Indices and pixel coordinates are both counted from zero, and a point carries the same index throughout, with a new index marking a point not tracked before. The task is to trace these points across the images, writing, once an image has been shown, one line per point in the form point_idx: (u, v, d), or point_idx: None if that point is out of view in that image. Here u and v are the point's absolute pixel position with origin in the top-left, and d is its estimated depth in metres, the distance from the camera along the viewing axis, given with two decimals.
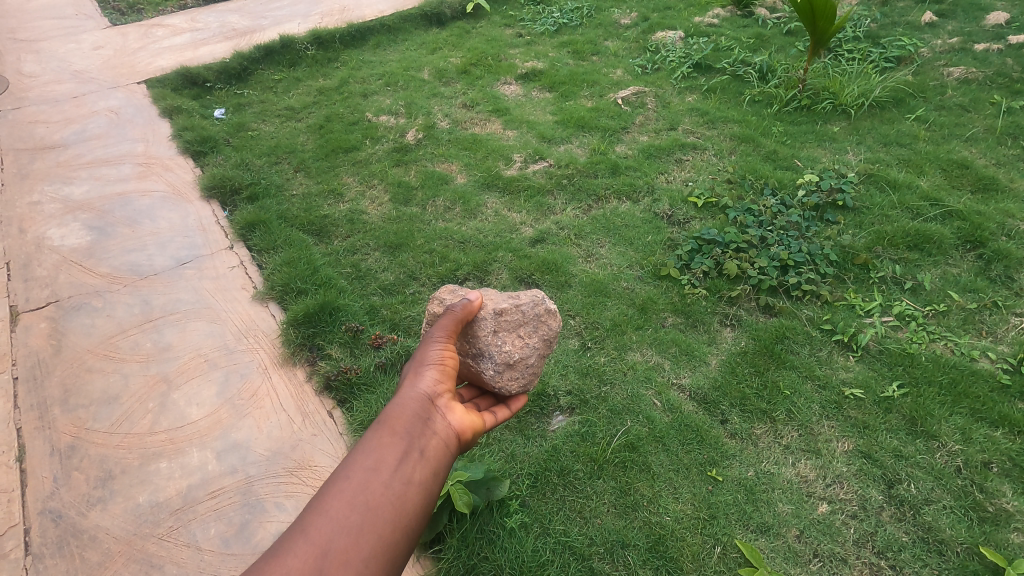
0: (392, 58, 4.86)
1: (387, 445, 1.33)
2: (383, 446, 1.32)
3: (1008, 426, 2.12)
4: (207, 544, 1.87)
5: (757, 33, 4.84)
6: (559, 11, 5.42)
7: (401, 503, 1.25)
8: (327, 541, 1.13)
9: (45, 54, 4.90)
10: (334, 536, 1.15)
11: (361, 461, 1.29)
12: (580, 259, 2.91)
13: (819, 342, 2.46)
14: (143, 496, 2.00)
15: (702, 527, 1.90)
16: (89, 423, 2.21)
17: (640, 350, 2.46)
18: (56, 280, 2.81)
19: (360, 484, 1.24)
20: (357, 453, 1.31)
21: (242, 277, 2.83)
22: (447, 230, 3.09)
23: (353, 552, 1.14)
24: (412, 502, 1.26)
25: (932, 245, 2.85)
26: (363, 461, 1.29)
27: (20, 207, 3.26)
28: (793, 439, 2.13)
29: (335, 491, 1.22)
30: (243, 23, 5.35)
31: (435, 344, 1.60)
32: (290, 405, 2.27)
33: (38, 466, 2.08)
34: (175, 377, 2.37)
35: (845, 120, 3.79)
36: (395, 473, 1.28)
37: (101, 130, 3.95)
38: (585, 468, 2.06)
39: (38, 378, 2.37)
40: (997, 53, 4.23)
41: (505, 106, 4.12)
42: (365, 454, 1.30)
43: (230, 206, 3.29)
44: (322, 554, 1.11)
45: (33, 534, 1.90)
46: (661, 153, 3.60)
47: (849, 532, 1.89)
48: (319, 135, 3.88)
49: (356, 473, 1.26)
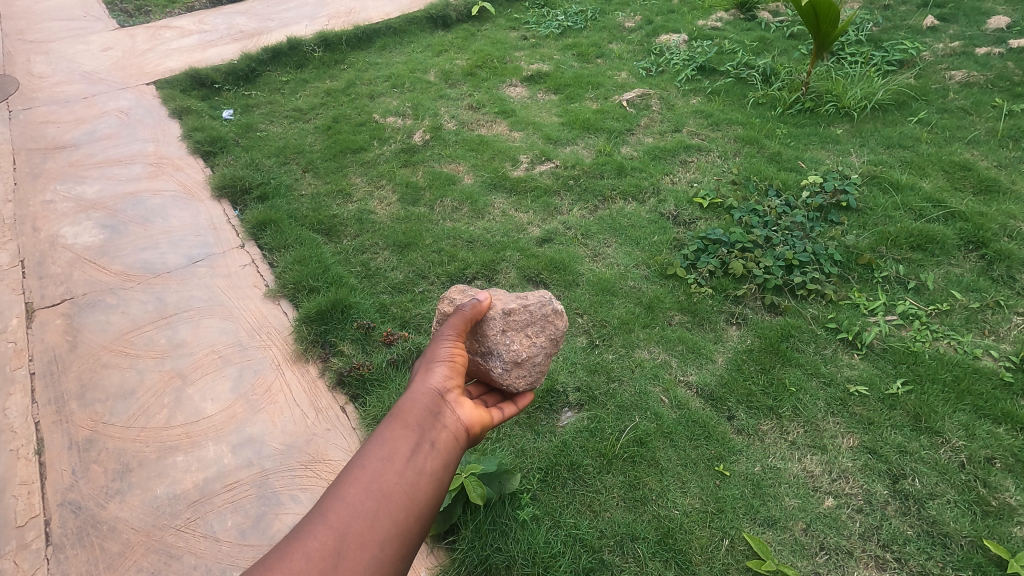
0: (398, 59, 4.91)
1: (400, 437, 1.36)
2: (396, 437, 1.36)
3: (1010, 421, 2.16)
4: (224, 535, 1.90)
5: (760, 37, 4.88)
6: (563, 13, 5.48)
7: (413, 492, 1.29)
8: (345, 525, 1.18)
9: (55, 55, 4.95)
10: (351, 521, 1.19)
11: (375, 451, 1.33)
12: (587, 258, 2.95)
13: (824, 340, 2.50)
14: (161, 489, 2.03)
15: (710, 520, 1.93)
16: (106, 417, 2.25)
17: (647, 348, 2.49)
18: (71, 278, 2.85)
19: (374, 473, 1.28)
20: (372, 444, 1.35)
21: (255, 275, 2.87)
22: (455, 230, 3.13)
23: (368, 537, 1.19)
24: (425, 491, 1.31)
25: (935, 246, 2.89)
26: (378, 451, 1.33)
27: (33, 206, 3.30)
28: (799, 435, 2.17)
29: (352, 479, 1.26)
30: (250, 25, 5.40)
31: (445, 341, 1.64)
32: (303, 400, 2.31)
33: (57, 458, 2.12)
34: (190, 372, 2.41)
35: (848, 122, 3.84)
36: (408, 463, 1.32)
37: (112, 130, 3.99)
38: (595, 462, 2.10)
39: (55, 373, 2.41)
40: (998, 56, 4.28)
41: (511, 108, 4.16)
42: (379, 445, 1.34)
43: (240, 205, 3.33)
44: (339, 538, 1.16)
45: (53, 524, 1.94)
46: (666, 154, 3.64)
47: (855, 525, 1.92)
48: (327, 135, 3.92)
49: (371, 462, 1.30)
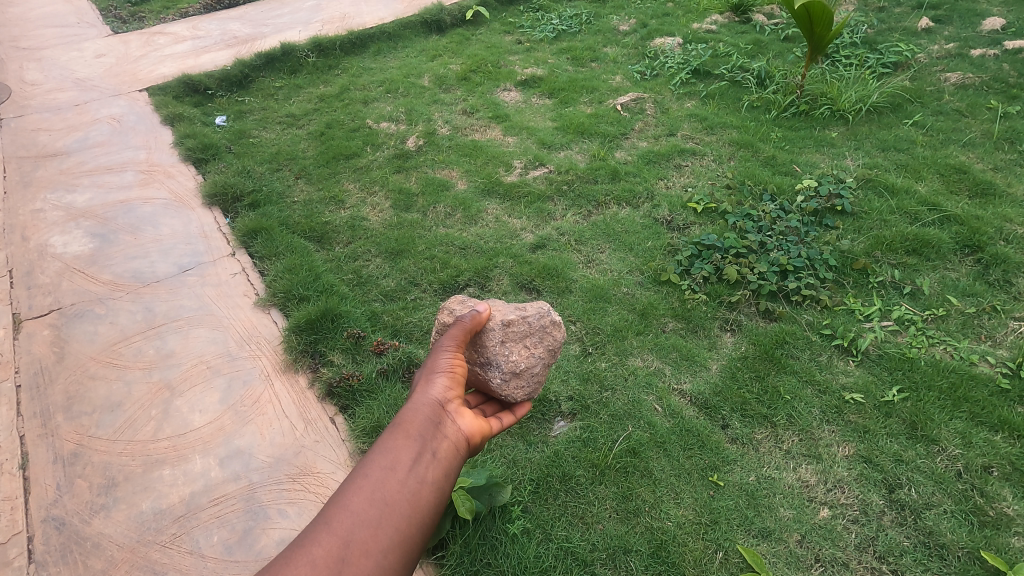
0: (392, 64, 4.89)
1: (402, 446, 1.35)
2: (398, 446, 1.35)
3: (1008, 429, 2.13)
4: (211, 551, 1.87)
5: (755, 40, 4.87)
6: (558, 17, 5.46)
7: (416, 500, 1.27)
8: (348, 532, 1.17)
9: (47, 62, 4.93)
10: (355, 529, 1.18)
11: (378, 460, 1.31)
12: (580, 265, 2.92)
13: (819, 346, 2.47)
14: (147, 503, 2.00)
15: (704, 532, 1.90)
16: (93, 430, 2.22)
17: (640, 355, 2.47)
18: (59, 288, 2.82)
19: (378, 481, 1.27)
20: (374, 453, 1.33)
21: (245, 284, 2.85)
22: (448, 236, 3.11)
23: (372, 543, 1.17)
24: (427, 500, 1.29)
25: (931, 250, 2.87)
26: (380, 461, 1.31)
27: (23, 214, 3.27)
28: (794, 444, 2.14)
29: (355, 487, 1.25)
30: (244, 31, 5.37)
31: (445, 352, 1.62)
32: (293, 412, 2.28)
33: (41, 473, 2.09)
34: (179, 384, 2.38)
35: (843, 125, 3.82)
36: (410, 472, 1.30)
37: (104, 138, 3.97)
38: (587, 474, 2.07)
39: (41, 386, 2.38)
40: (994, 58, 4.26)
41: (505, 112, 4.14)
42: (381, 454, 1.32)
43: (232, 213, 3.30)
44: (343, 545, 1.15)
45: (36, 541, 1.91)
46: (660, 159, 3.62)
47: (851, 536, 1.89)
48: (320, 141, 3.90)
49: (373, 471, 1.28)
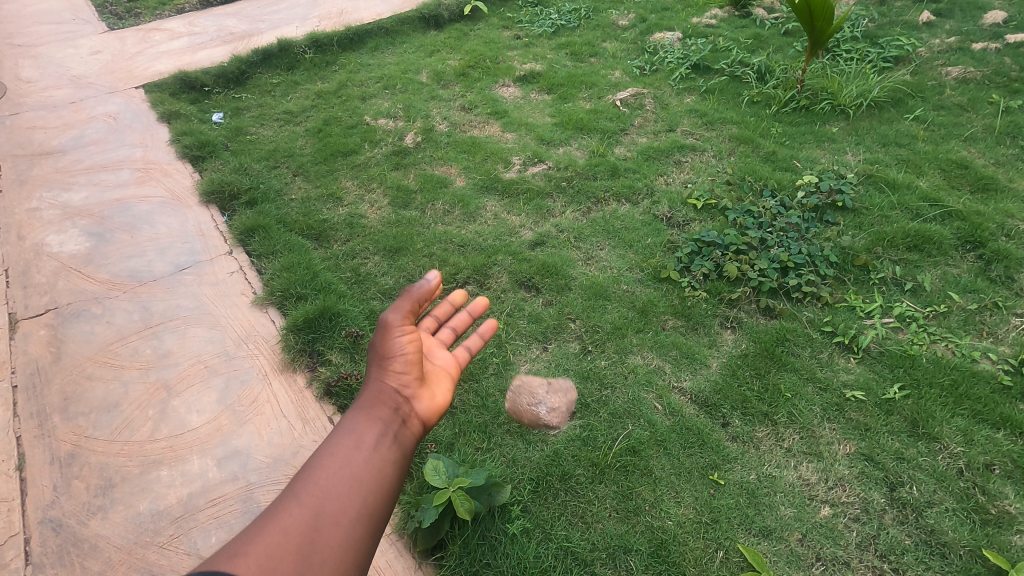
0: (390, 60, 4.86)
1: (366, 426, 1.33)
2: (362, 426, 1.33)
3: (1009, 427, 2.12)
4: (208, 552, 1.86)
5: (755, 34, 4.83)
6: (557, 12, 5.43)
7: (382, 472, 1.26)
8: (318, 504, 1.17)
9: (43, 59, 4.90)
10: (325, 500, 1.18)
11: (344, 439, 1.31)
12: (579, 262, 2.91)
13: (820, 343, 2.46)
14: (144, 504, 1.99)
15: (704, 531, 1.89)
16: (89, 431, 2.21)
17: (640, 353, 2.45)
18: (55, 287, 2.80)
19: (344, 458, 1.26)
20: (339, 433, 1.33)
21: (242, 282, 2.83)
22: (446, 233, 3.09)
23: (343, 513, 1.17)
24: (393, 473, 1.28)
25: (933, 246, 2.85)
26: (346, 439, 1.30)
27: (19, 213, 3.25)
28: (795, 442, 2.13)
29: (322, 463, 1.25)
30: (241, 27, 5.33)
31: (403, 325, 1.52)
32: (290, 412, 2.27)
33: (38, 474, 2.08)
34: (175, 384, 2.37)
35: (844, 120, 3.79)
36: (375, 449, 1.29)
37: (100, 135, 3.94)
38: (587, 473, 2.06)
39: (37, 386, 2.37)
40: (995, 52, 4.23)
41: (504, 108, 4.11)
42: (347, 434, 1.32)
43: (229, 211, 3.28)
44: (314, 515, 1.15)
45: (33, 543, 1.90)
46: (660, 154, 3.59)
47: (852, 535, 1.88)
48: (318, 138, 3.87)
49: (339, 449, 1.28)
